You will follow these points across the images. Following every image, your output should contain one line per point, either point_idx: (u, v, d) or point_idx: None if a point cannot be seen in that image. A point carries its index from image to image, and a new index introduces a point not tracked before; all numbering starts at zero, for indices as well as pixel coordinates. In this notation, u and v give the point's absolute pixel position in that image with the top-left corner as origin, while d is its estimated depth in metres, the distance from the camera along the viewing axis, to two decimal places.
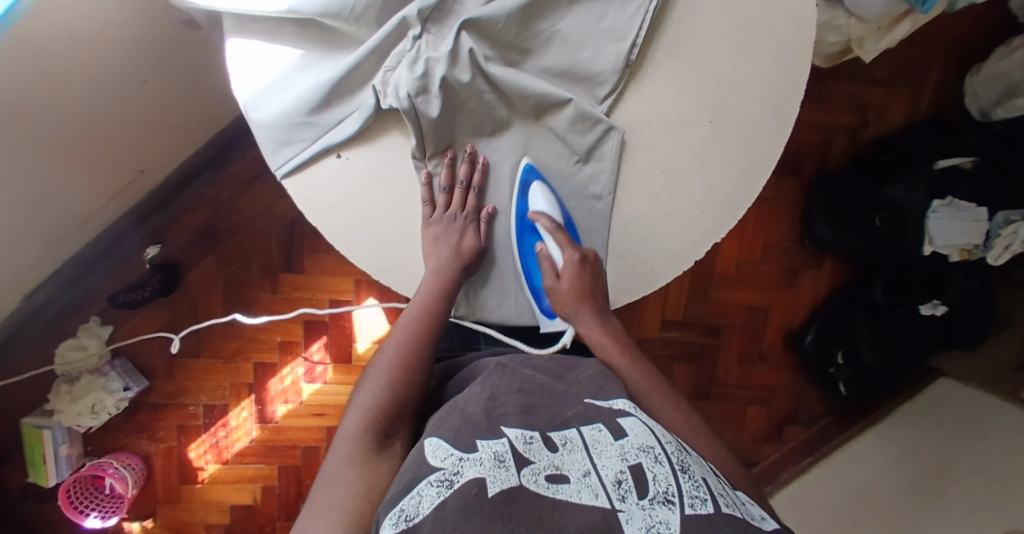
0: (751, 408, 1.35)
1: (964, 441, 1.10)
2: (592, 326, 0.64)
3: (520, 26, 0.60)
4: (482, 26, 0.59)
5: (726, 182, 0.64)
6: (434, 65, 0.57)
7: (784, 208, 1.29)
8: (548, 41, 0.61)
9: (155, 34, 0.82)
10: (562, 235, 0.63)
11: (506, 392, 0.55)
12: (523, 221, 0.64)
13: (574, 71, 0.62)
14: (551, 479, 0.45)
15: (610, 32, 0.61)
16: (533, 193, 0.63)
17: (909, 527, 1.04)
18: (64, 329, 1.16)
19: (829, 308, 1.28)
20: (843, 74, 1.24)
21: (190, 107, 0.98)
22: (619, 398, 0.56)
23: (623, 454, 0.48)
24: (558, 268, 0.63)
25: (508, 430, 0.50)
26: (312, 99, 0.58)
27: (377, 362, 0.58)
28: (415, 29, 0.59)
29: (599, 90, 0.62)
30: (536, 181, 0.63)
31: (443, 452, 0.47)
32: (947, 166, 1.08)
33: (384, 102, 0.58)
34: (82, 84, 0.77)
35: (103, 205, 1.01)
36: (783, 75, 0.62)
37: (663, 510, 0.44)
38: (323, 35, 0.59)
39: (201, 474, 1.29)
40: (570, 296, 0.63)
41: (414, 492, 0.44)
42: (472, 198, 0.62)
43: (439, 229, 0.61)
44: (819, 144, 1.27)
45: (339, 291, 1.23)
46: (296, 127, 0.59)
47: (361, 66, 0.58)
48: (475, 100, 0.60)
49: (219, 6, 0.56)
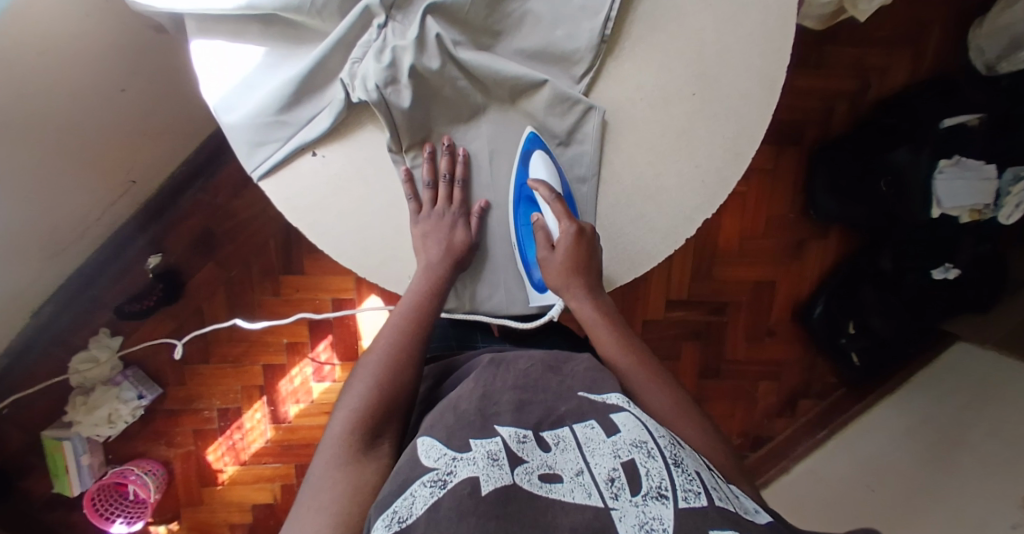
0: (762, 383, 1.34)
1: (980, 405, 1.08)
2: (582, 301, 0.61)
3: (489, 7, 0.58)
4: (448, 11, 0.57)
5: (713, 156, 0.62)
6: (401, 53, 0.56)
7: (786, 180, 1.26)
8: (520, 22, 0.60)
9: (130, 40, 0.81)
10: (559, 205, 0.60)
11: (500, 388, 0.54)
12: (521, 190, 0.62)
13: (552, 53, 0.60)
14: (545, 478, 0.45)
15: (585, 8, 0.60)
16: (534, 161, 0.61)
17: (926, 494, 1.02)
18: (75, 341, 1.17)
19: (837, 280, 1.27)
20: (842, 38, 1.20)
21: (174, 111, 0.98)
22: (614, 392, 0.54)
23: (616, 451, 0.47)
24: (553, 240, 0.61)
25: (501, 429, 0.49)
26: (280, 96, 0.57)
27: (366, 361, 0.57)
28: (380, 18, 0.57)
29: (575, 69, 0.61)
30: (538, 149, 0.61)
31: (437, 452, 0.46)
32: (953, 125, 1.05)
33: (353, 95, 0.57)
34: (59, 95, 0.77)
35: (100, 217, 1.02)
36: (768, 41, 0.60)
37: (657, 506, 0.44)
38: (290, 30, 0.58)
39: (221, 476, 1.31)
40: (561, 271, 0.60)
41: (407, 494, 0.43)
42: (458, 191, 0.61)
43: (429, 226, 0.60)
44: (821, 111, 1.23)
45: (340, 289, 1.24)
46: (270, 127, 0.58)
47: (328, 59, 0.58)
48: (448, 87, 0.58)
49: (181, 8, 0.55)
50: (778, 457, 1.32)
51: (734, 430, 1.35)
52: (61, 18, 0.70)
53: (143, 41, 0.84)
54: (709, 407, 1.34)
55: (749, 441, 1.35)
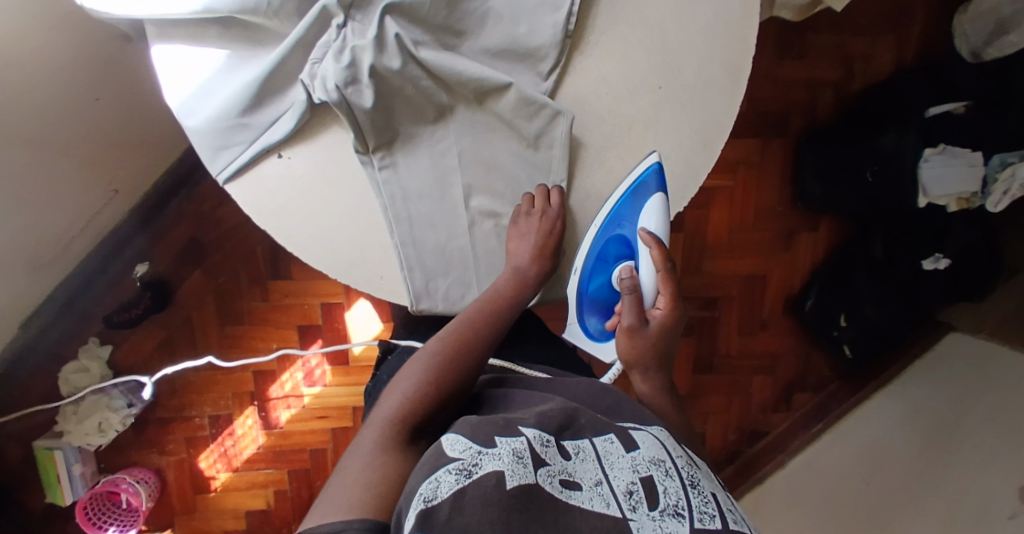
0: (756, 378, 1.33)
1: (978, 392, 1.06)
2: (651, 384, 0.63)
3: (448, 6, 0.58)
4: (407, 11, 0.57)
5: (682, 146, 0.61)
6: (360, 53, 0.56)
7: (774, 171, 1.25)
8: (482, 20, 0.60)
9: (102, 52, 0.82)
10: (664, 275, 0.63)
11: (528, 410, 0.54)
12: (624, 223, 0.63)
13: (517, 50, 0.60)
14: (566, 483, 0.44)
15: (545, 4, 0.60)
16: (649, 207, 0.61)
17: (924, 484, 1.00)
18: (66, 351, 1.17)
19: (827, 270, 1.26)
20: (824, 26, 1.19)
21: (151, 115, 0.97)
22: (634, 418, 0.55)
23: (635, 466, 0.47)
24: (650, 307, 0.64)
25: (525, 430, 0.48)
26: (241, 99, 0.57)
27: (421, 354, 0.58)
28: (338, 18, 0.57)
29: (542, 65, 0.60)
30: (658, 192, 0.61)
31: (461, 445, 0.45)
32: (938, 113, 1.05)
33: (314, 96, 0.57)
34: (36, 104, 0.78)
35: (85, 226, 1.01)
36: (731, 30, 0.60)
37: (673, 523, 0.43)
38: (249, 33, 0.58)
39: (214, 483, 1.30)
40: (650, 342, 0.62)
41: (432, 478, 0.42)
42: (555, 196, 0.61)
43: (524, 232, 0.60)
44: (806, 102, 1.22)
45: (328, 294, 1.24)
46: (231, 130, 0.58)
47: (286, 61, 0.57)
48: (410, 87, 0.58)
49: (134, 13, 0.54)
50: (775, 451, 1.31)
51: (730, 426, 1.34)
52: (30, 31, 0.70)
53: (116, 52, 0.84)
54: (703, 402, 1.33)
55: (744, 436, 1.34)
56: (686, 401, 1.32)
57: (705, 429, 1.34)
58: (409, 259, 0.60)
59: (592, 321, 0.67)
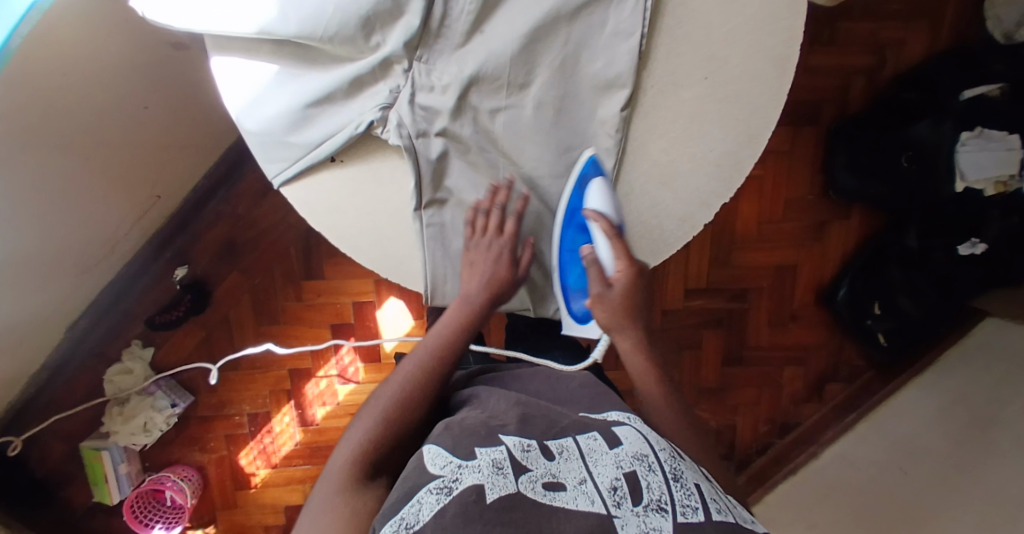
0: (787, 369, 1.33)
1: (1014, 382, 1.05)
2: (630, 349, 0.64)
3: (525, 62, 0.57)
4: (490, 79, 0.58)
5: (727, 139, 0.62)
6: (435, 115, 0.58)
7: (804, 161, 1.24)
8: (560, 68, 0.58)
9: (146, 61, 0.84)
10: (618, 241, 0.61)
11: (505, 408, 0.56)
12: (576, 215, 0.62)
13: (589, 87, 0.59)
14: (549, 485, 0.46)
15: (617, 33, 0.58)
16: (592, 190, 0.60)
17: (963, 472, 1.00)
18: (110, 353, 1.20)
19: (861, 260, 1.25)
20: (856, 12, 1.18)
21: (194, 123, 0.99)
22: (613, 409, 0.58)
23: (619, 462, 0.49)
24: (609, 276, 0.62)
25: (506, 438, 0.50)
26: (292, 120, 0.57)
27: (378, 395, 0.59)
28: (402, 64, 0.57)
29: (619, 95, 0.59)
30: (596, 177, 0.60)
31: (442, 460, 0.48)
32: (973, 96, 1.03)
33: (384, 134, 0.58)
34: (89, 116, 0.80)
35: (127, 232, 1.04)
36: (778, 21, 0.60)
37: (656, 518, 0.44)
38: (301, 52, 0.57)
39: (253, 479, 1.33)
40: (616, 308, 0.62)
41: (414, 500, 0.44)
42: (512, 224, 0.60)
43: (478, 259, 0.60)
44: (837, 89, 1.21)
45: (360, 292, 1.25)
46: (282, 145, 0.59)
47: (338, 90, 0.57)
48: (475, 151, 0.60)
49: (194, 28, 0.53)
50: (808, 442, 1.31)
51: (761, 417, 1.34)
52: (81, 42, 0.72)
53: (158, 60, 0.86)
54: (735, 394, 1.33)
55: (775, 427, 1.34)
56: (718, 393, 1.33)
57: (735, 421, 1.34)
58: (436, 287, 0.62)
59: (579, 304, 0.66)
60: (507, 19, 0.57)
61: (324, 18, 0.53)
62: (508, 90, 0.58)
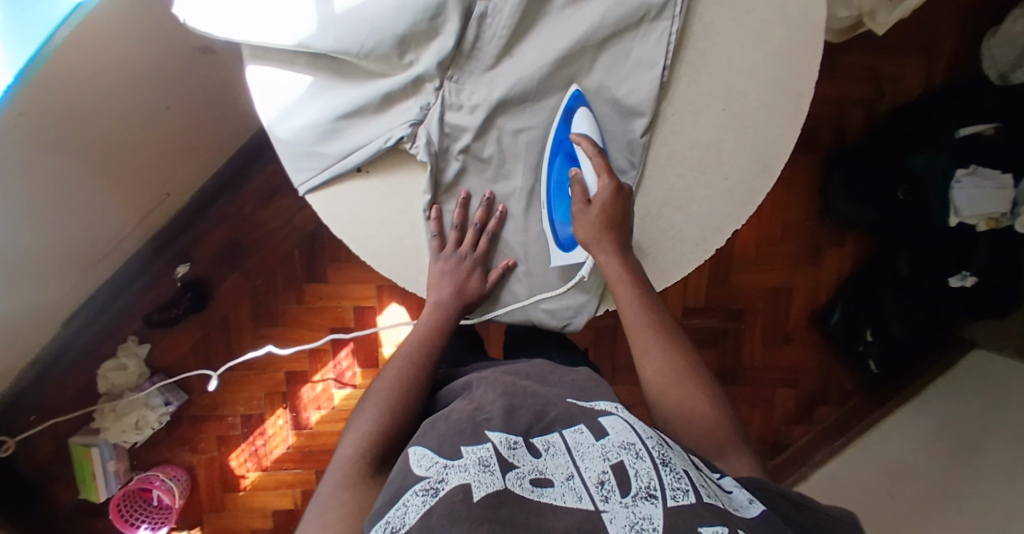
0: (779, 390, 1.35)
1: (1002, 411, 1.08)
2: (610, 256, 0.60)
3: (551, 87, 0.59)
4: (517, 103, 0.59)
5: (742, 167, 0.64)
6: (459, 131, 0.60)
7: (802, 187, 1.27)
8: (582, 95, 0.60)
9: (174, 62, 0.85)
10: (600, 160, 0.60)
11: (491, 399, 0.55)
12: (562, 143, 0.60)
13: (611, 113, 0.61)
14: (536, 482, 0.46)
15: (641, 63, 0.60)
16: (577, 117, 0.60)
17: (950, 497, 1.02)
18: (105, 349, 1.19)
19: (852, 287, 1.28)
20: (858, 46, 1.22)
21: (212, 123, 1.00)
22: (602, 399, 0.57)
23: (605, 454, 0.48)
24: (590, 195, 0.60)
25: (492, 435, 0.49)
26: (321, 132, 0.59)
27: (377, 387, 0.59)
28: (433, 82, 0.59)
29: (638, 123, 0.61)
30: (582, 106, 0.60)
31: (428, 461, 0.47)
32: (969, 133, 1.07)
33: (412, 150, 0.59)
34: (112, 113, 0.81)
35: (134, 228, 1.04)
36: (796, 58, 0.62)
37: (647, 505, 0.44)
38: (335, 66, 0.58)
39: (243, 482, 1.31)
40: (593, 225, 0.60)
41: (400, 503, 0.43)
42: (485, 241, 0.62)
43: (444, 268, 0.62)
44: (837, 121, 1.25)
45: (362, 296, 1.26)
46: (310, 156, 0.60)
47: (368, 106, 0.58)
48: (493, 168, 0.62)
49: (235, 37, 0.55)
50: (798, 464, 1.33)
51: (752, 437, 1.36)
52: (114, 44, 0.72)
53: (185, 63, 0.87)
54: (728, 414, 1.35)
55: (766, 448, 1.36)
56: None
57: None
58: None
59: (567, 231, 0.63)
60: (537, 45, 0.59)
61: (361, 36, 0.55)
62: (532, 112, 0.60)
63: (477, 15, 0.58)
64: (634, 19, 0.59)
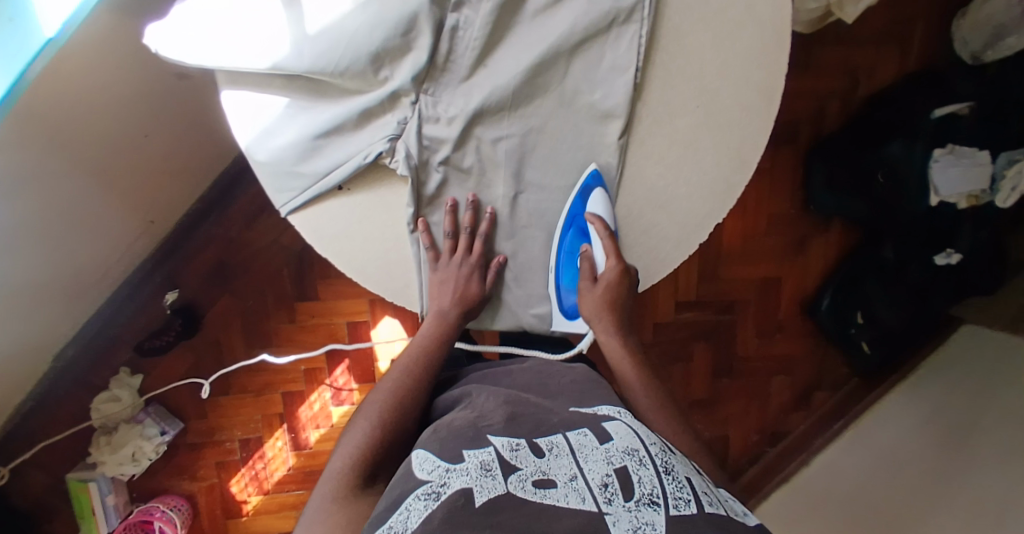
0: (775, 379, 1.36)
1: (995, 386, 1.09)
2: (609, 336, 0.64)
3: (526, 94, 0.60)
4: (494, 114, 0.60)
5: (720, 165, 0.64)
6: (439, 144, 0.60)
7: (783, 176, 1.28)
8: (559, 101, 0.61)
9: (150, 92, 0.85)
10: (610, 242, 0.63)
11: (492, 406, 0.55)
12: (576, 218, 0.63)
13: (587, 118, 0.61)
14: (539, 483, 0.45)
15: (614, 68, 0.60)
16: (593, 197, 0.62)
17: (950, 473, 1.03)
18: (97, 381, 1.18)
19: (840, 275, 1.29)
20: (831, 36, 1.23)
21: (193, 149, 0.99)
22: (603, 405, 0.57)
23: (609, 458, 0.48)
24: (597, 271, 0.64)
25: (494, 439, 0.50)
26: (299, 152, 0.59)
27: (369, 400, 0.59)
28: (409, 97, 0.59)
29: (615, 126, 0.61)
30: (598, 187, 0.62)
31: (430, 465, 0.47)
32: (944, 115, 1.07)
33: (392, 164, 0.59)
34: (89, 146, 0.80)
35: (120, 258, 1.03)
36: (768, 55, 0.63)
37: (648, 512, 0.43)
38: (310, 85, 0.58)
39: (245, 506, 1.30)
40: (598, 303, 0.63)
41: (402, 507, 0.44)
42: (479, 245, 0.62)
43: (442, 277, 0.62)
44: (814, 110, 1.26)
45: (354, 312, 1.25)
46: (290, 176, 0.60)
47: (345, 125, 0.58)
48: (475, 179, 0.62)
49: (208, 63, 0.55)
50: (797, 452, 1.33)
51: (751, 427, 1.36)
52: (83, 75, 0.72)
53: (162, 91, 0.86)
54: (726, 406, 1.36)
55: (766, 437, 1.37)
56: (708, 404, 1.35)
57: (728, 432, 1.36)
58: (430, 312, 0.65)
59: (571, 300, 0.65)
60: (510, 54, 0.59)
61: (335, 55, 0.55)
62: (510, 121, 0.60)
63: (449, 27, 0.58)
64: (605, 24, 0.59)
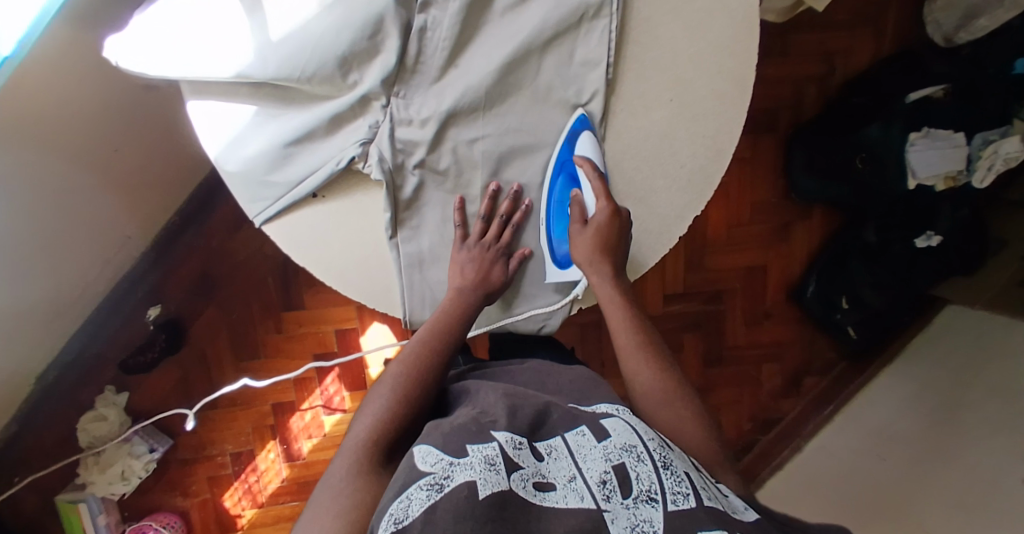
0: (765, 367, 1.37)
1: (980, 362, 1.10)
2: (603, 279, 0.62)
3: (498, 93, 0.59)
4: (467, 115, 0.59)
5: (696, 155, 0.64)
6: (414, 146, 0.59)
7: (764, 165, 1.29)
8: (532, 98, 0.60)
9: (118, 106, 0.84)
10: (600, 184, 0.61)
11: (494, 402, 0.54)
12: (565, 164, 0.62)
13: (561, 115, 0.61)
14: (539, 486, 0.45)
15: (586, 63, 0.60)
16: (581, 141, 0.61)
17: (939, 451, 1.03)
18: (83, 401, 1.16)
19: (824, 258, 1.30)
20: (805, 24, 1.24)
21: (167, 161, 0.99)
22: (602, 402, 0.57)
23: (607, 455, 0.47)
24: (588, 215, 0.62)
25: (497, 435, 0.48)
26: (271, 159, 0.58)
27: (383, 378, 0.58)
28: (380, 100, 0.58)
29: (590, 122, 0.61)
30: (586, 130, 0.61)
31: (433, 458, 0.45)
32: (919, 98, 1.08)
33: (366, 169, 0.59)
34: (57, 163, 0.80)
35: (100, 274, 1.02)
36: (739, 45, 0.63)
37: (647, 509, 0.44)
38: (278, 92, 0.58)
39: (240, 520, 1.29)
40: (589, 244, 0.61)
41: (403, 496, 0.42)
42: (510, 233, 0.62)
43: (467, 257, 0.61)
44: (791, 97, 1.27)
45: (342, 319, 1.24)
46: (262, 186, 0.59)
47: (316, 130, 0.58)
48: (452, 181, 0.61)
49: (171, 73, 0.54)
50: (790, 438, 1.34)
51: (744, 415, 1.37)
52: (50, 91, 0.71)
53: (130, 104, 0.86)
54: (718, 396, 1.36)
55: (759, 425, 1.37)
56: (701, 395, 1.35)
57: (721, 421, 1.36)
58: (412, 316, 0.64)
59: (563, 249, 0.64)
60: (480, 54, 0.59)
61: (300, 61, 0.55)
62: (485, 121, 0.60)
63: (417, 28, 0.58)
64: (574, 20, 0.59)
